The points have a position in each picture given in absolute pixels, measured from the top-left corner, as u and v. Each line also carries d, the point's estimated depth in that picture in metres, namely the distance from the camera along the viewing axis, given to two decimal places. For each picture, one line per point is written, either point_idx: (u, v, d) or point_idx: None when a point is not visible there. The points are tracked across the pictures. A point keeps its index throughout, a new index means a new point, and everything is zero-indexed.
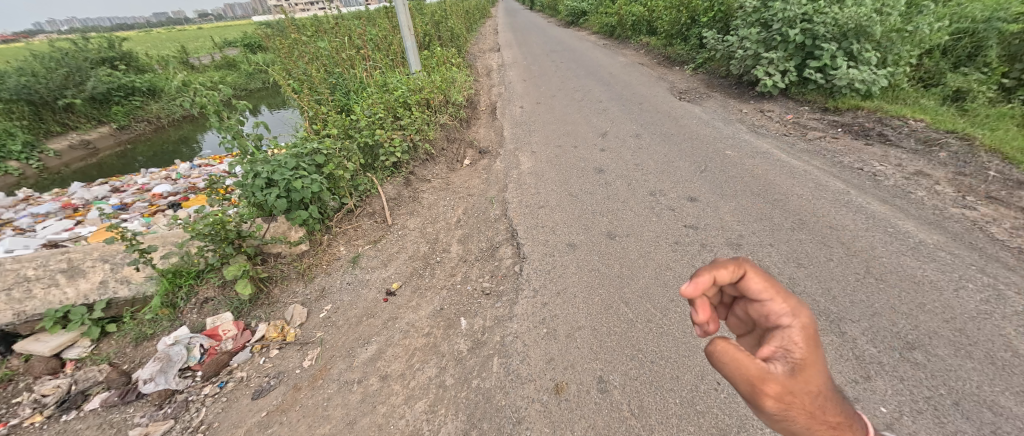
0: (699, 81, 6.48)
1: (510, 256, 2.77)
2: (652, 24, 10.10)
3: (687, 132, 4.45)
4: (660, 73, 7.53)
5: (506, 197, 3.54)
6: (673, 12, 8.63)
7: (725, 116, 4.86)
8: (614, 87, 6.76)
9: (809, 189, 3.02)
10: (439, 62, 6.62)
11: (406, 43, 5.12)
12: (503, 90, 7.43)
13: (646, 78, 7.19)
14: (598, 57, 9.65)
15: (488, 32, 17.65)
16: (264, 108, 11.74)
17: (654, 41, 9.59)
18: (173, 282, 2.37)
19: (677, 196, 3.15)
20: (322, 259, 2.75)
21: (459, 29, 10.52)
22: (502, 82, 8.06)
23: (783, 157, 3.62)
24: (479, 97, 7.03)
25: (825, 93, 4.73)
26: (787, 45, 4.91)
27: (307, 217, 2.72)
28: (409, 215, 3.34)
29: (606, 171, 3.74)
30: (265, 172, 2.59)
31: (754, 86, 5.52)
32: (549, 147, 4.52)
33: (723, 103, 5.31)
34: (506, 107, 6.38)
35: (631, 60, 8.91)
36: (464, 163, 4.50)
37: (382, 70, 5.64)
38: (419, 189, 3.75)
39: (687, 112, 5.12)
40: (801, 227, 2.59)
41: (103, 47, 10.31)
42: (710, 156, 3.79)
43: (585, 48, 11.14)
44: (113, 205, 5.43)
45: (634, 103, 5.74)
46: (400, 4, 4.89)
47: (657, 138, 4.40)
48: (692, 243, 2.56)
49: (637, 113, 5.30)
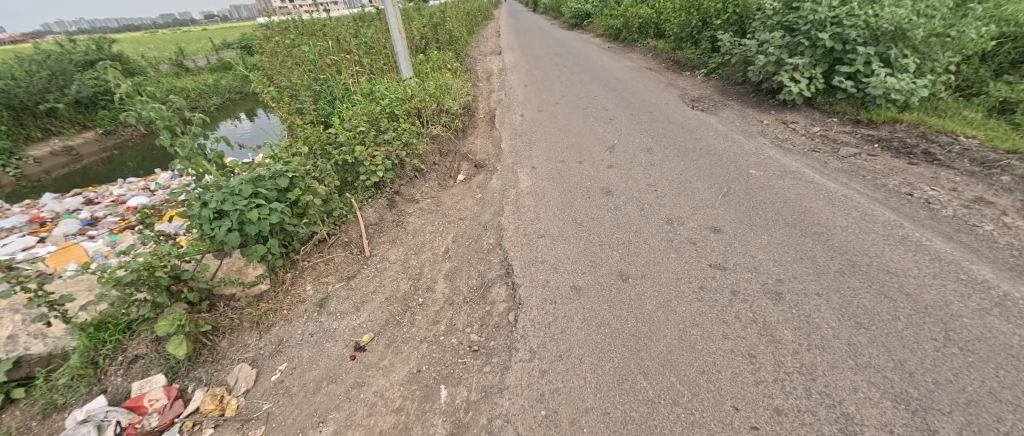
0: (712, 88, 6.06)
1: (504, 300, 2.35)
2: (660, 26, 9.72)
3: (703, 147, 4.04)
4: (669, 78, 7.12)
5: (501, 222, 3.14)
6: (683, 14, 8.21)
7: (744, 128, 4.44)
8: (621, 93, 6.35)
9: (855, 220, 2.58)
10: (434, 66, 6.23)
11: (397, 48, 4.72)
12: (503, 95, 7.04)
13: (654, 84, 6.77)
14: (604, 60, 9.26)
15: (490, 34, 17.29)
16: (261, 113, 11.63)
17: (662, 44, 9.16)
18: (95, 338, 1.97)
19: (698, 225, 2.72)
20: (284, 302, 2.35)
21: (457, 31, 10.17)
22: (502, 87, 7.66)
23: (816, 178, 3.19)
24: (477, 103, 6.65)
25: (856, 103, 4.30)
26: (814, 50, 4.50)
27: (265, 252, 2.31)
28: (390, 243, 2.94)
29: (615, 193, 3.33)
30: (213, 201, 2.16)
31: (774, 95, 5.10)
32: (551, 161, 4.12)
33: (741, 112, 4.89)
34: (505, 115, 5.98)
35: (638, 64, 8.52)
36: (458, 178, 4.09)
37: (371, 76, 5.24)
38: (405, 211, 3.35)
39: (702, 123, 4.70)
40: (852, 271, 2.16)
41: (91, 49, 10.03)
42: (731, 176, 3.37)
43: (589, 51, 10.75)
44: (82, 219, 5.08)
45: (643, 112, 5.33)
46: (389, 5, 4.48)
47: (669, 154, 3.99)
48: (720, 289, 2.14)
49: (646, 123, 4.89)
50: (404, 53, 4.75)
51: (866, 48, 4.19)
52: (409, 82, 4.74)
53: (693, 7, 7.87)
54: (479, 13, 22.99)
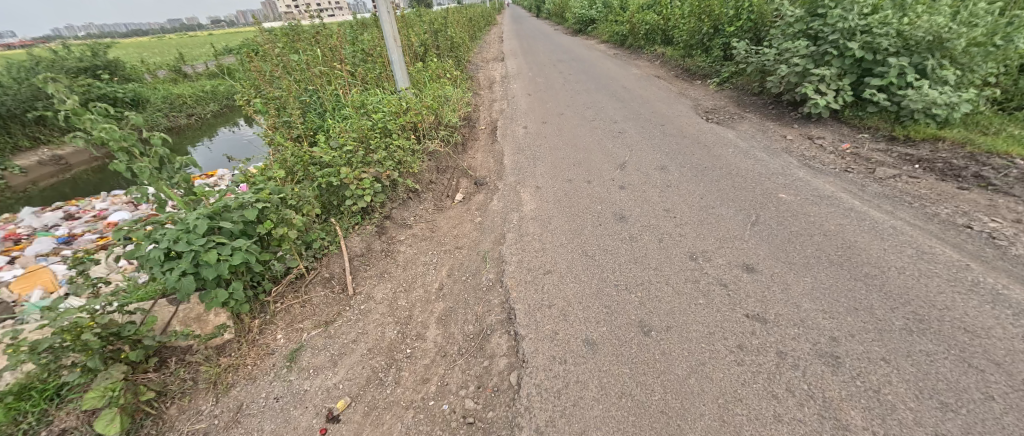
0: (727, 99, 5.73)
1: (505, 353, 2.01)
2: (667, 33, 9.44)
3: (724, 166, 3.70)
4: (679, 88, 6.79)
5: (503, 253, 2.81)
6: (694, 20, 7.90)
7: (766, 144, 4.10)
8: (629, 104, 6.04)
9: (911, 259, 2.23)
10: (433, 75, 5.95)
11: (392, 57, 4.42)
12: (506, 105, 6.75)
13: (664, 94, 6.45)
14: (610, 67, 8.97)
15: (493, 39, 17.12)
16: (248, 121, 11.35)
17: (670, 51, 8.85)
18: (14, 409, 1.62)
19: (727, 263, 2.38)
20: (248, 356, 2.01)
21: (459, 38, 9.93)
22: (505, 97, 7.36)
23: (857, 205, 2.84)
24: (478, 113, 6.36)
25: (889, 118, 3.96)
26: (842, 60, 4.16)
27: (227, 298, 1.99)
28: (377, 279, 2.61)
29: (629, 219, 3.00)
30: (164, 240, 1.85)
31: (796, 107, 4.76)
32: (557, 180, 3.79)
33: (761, 126, 4.57)
34: (508, 127, 5.67)
35: (646, 72, 8.21)
36: (456, 199, 3.78)
37: (365, 86, 4.95)
38: (396, 238, 3.02)
39: (719, 138, 4.37)
40: (922, 329, 1.80)
41: (85, 56, 9.87)
42: (760, 201, 3.03)
43: (594, 58, 10.47)
44: (58, 237, 4.78)
45: (654, 125, 5.00)
46: (383, 10, 4.16)
47: (686, 173, 3.64)
48: (764, 349, 1.79)
49: (659, 137, 4.57)
50: (400, 63, 4.45)
51: (900, 59, 3.85)
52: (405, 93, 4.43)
53: (705, 14, 7.56)
54: (482, 19, 22.77)
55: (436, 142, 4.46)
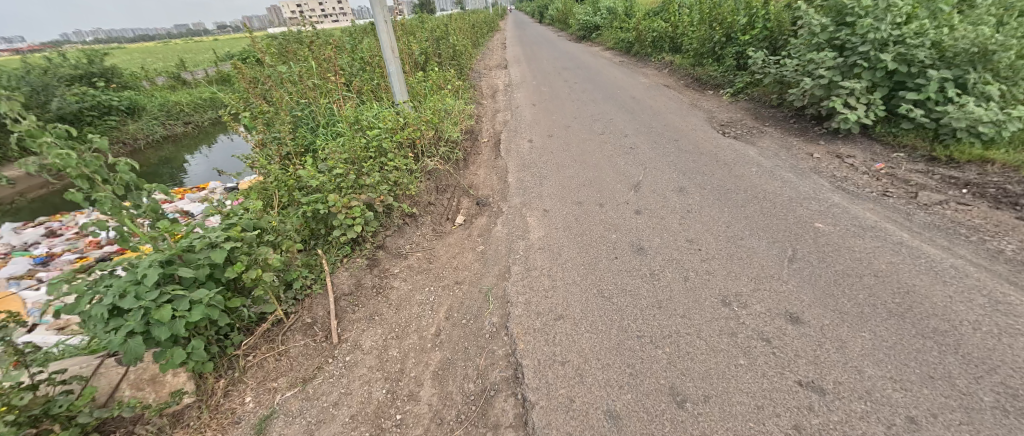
0: (744, 111, 5.43)
1: (512, 424, 1.70)
2: (675, 40, 9.21)
3: (749, 188, 3.40)
4: (691, 98, 6.51)
5: (508, 291, 2.51)
6: (705, 29, 7.64)
7: (792, 163, 3.80)
8: (639, 115, 5.76)
9: (985, 310, 1.92)
10: (434, 86, 5.70)
11: (389, 69, 4.15)
12: (510, 116, 6.49)
13: (675, 105, 6.16)
14: (617, 76, 8.72)
15: (495, 46, 16.93)
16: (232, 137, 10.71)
17: (679, 60, 8.59)
18: None
19: (766, 309, 2.08)
20: (208, 427, 1.70)
21: (461, 45, 9.73)
22: (508, 107, 7.10)
23: (906, 238, 2.53)
24: (481, 125, 6.10)
25: (926, 135, 3.64)
26: (873, 72, 3.87)
27: (186, 359, 1.69)
28: (365, 323, 2.30)
29: (648, 252, 2.70)
30: (110, 293, 1.56)
31: (820, 122, 4.46)
32: (566, 202, 3.50)
33: (783, 142, 4.27)
34: (512, 140, 5.39)
35: (654, 81, 7.96)
36: (456, 222, 3.50)
37: (362, 98, 4.70)
38: (389, 271, 2.73)
39: (740, 156, 4.06)
40: (1020, 408, 1.48)
41: (81, 64, 9.73)
42: (794, 231, 2.72)
43: (600, 66, 10.23)
44: (35, 257, 4.50)
45: (668, 140, 4.71)
46: (380, 20, 3.89)
47: (708, 196, 3.34)
48: (827, 432, 1.47)
49: (674, 154, 4.28)
50: (398, 76, 4.19)
51: (939, 71, 3.55)
52: (403, 108, 4.17)
53: (716, 22, 7.30)
54: (485, 25, 22.64)
55: (435, 158, 4.18)
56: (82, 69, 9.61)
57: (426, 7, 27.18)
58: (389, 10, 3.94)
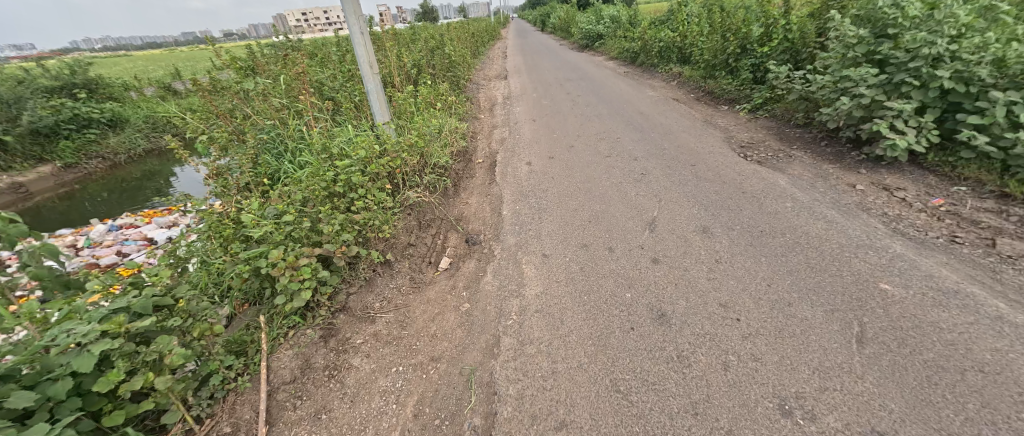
0: (766, 131, 4.92)
1: None
2: (684, 51, 8.76)
3: (787, 230, 2.85)
4: (704, 115, 6.00)
5: (497, 376, 1.96)
6: (717, 39, 7.18)
7: (832, 197, 3.26)
8: (649, 134, 5.26)
9: None
10: (424, 102, 5.23)
11: (368, 86, 3.65)
12: (507, 133, 6.01)
13: (688, 122, 5.65)
14: (623, 88, 8.26)
15: (495, 55, 16.58)
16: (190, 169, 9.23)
17: (689, 72, 8.11)
18: None
19: (837, 422, 1.54)
20: None
21: (458, 56, 9.32)
22: (506, 123, 6.60)
23: (1005, 310, 1.98)
24: (476, 144, 5.62)
25: (992, 166, 3.11)
26: (924, 91, 3.35)
27: None
28: (308, 426, 1.73)
29: (672, 319, 2.17)
30: None
31: (857, 146, 3.94)
32: (569, 245, 2.98)
33: (816, 170, 3.75)
34: (509, 162, 4.88)
35: (662, 94, 7.49)
36: (440, 266, 2.98)
37: (342, 118, 4.22)
38: (350, 342, 2.18)
39: (768, 187, 3.53)
40: None
41: (64, 74, 9.38)
42: (854, 295, 2.18)
43: (604, 77, 9.79)
44: None
45: (683, 165, 4.19)
46: (355, 31, 3.39)
47: (738, 240, 2.80)
48: None
49: (691, 183, 3.76)
50: (378, 95, 3.69)
51: (1007, 91, 3.03)
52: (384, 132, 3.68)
53: (730, 32, 6.83)
54: (485, 34, 22.33)
55: (420, 188, 3.68)
56: (63, 80, 9.21)
57: (426, 17, 26.89)
58: (366, 19, 3.44)
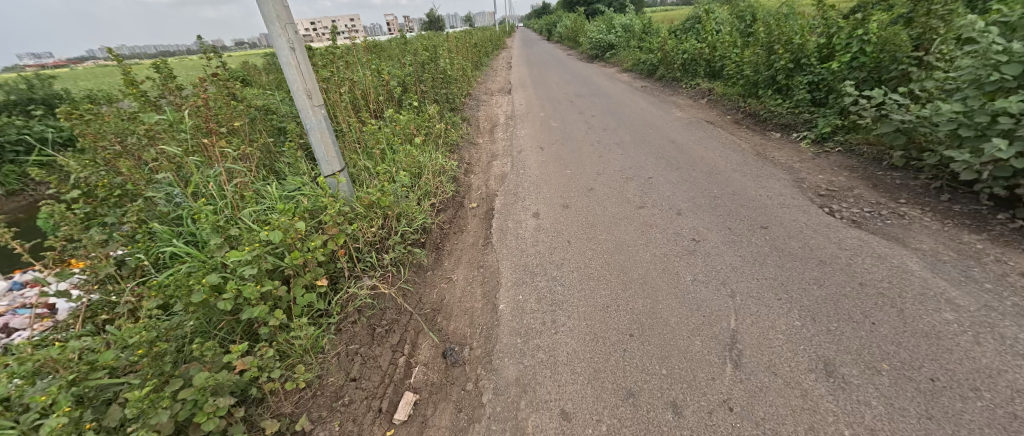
0: (847, 174, 3.75)
1: None
2: (713, 64, 7.71)
3: (978, 383, 1.68)
4: (753, 146, 4.85)
5: None
6: (760, 52, 6.05)
7: (1013, 302, 2.08)
8: (690, 173, 4.14)
9: None
10: (405, 131, 4.16)
11: (308, 124, 2.54)
12: (510, 166, 4.92)
13: (736, 156, 4.50)
14: (644, 107, 7.17)
15: (499, 66, 15.51)
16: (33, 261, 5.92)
17: (722, 89, 7.00)
18: None
19: None
20: None
21: (456, 70, 8.31)
22: (508, 152, 5.49)
23: None
24: (470, 181, 4.53)
25: None
26: None
27: None
28: None
29: None
30: None
31: (1005, 206, 2.80)
32: (605, 388, 1.84)
33: (954, 245, 2.59)
34: (511, 211, 3.77)
35: (693, 115, 6.41)
36: (395, 422, 1.81)
37: (287, 161, 3.14)
38: None
39: (897, 275, 2.36)
40: None
41: (19, 88, 8.45)
42: None
43: (621, 92, 8.74)
44: None
45: (750, 227, 3.02)
46: (281, 47, 2.28)
47: (898, 403, 1.63)
48: None
49: (772, 261, 2.62)
50: (325, 141, 2.59)
51: None
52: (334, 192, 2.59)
53: (776, 43, 5.70)
54: (491, 44, 21.25)
55: (377, 272, 2.58)
56: (18, 95, 8.27)
57: (432, 26, 25.71)
58: (298, 31, 2.33)
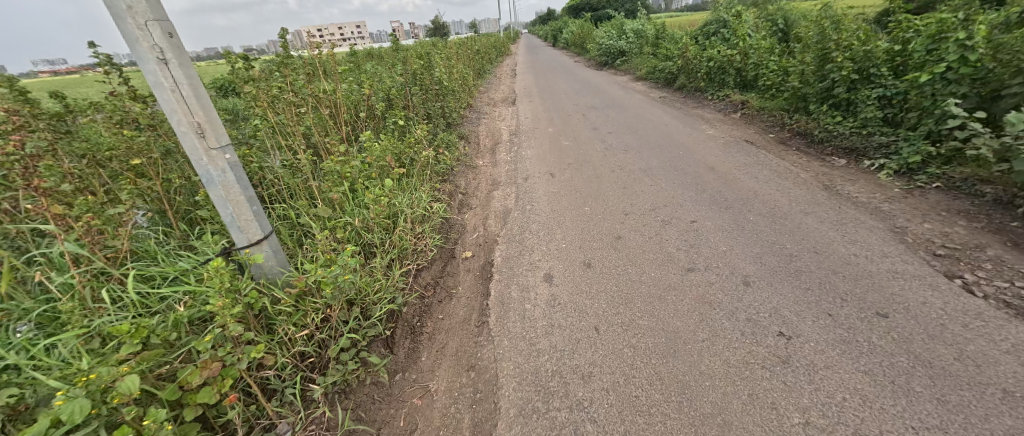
0: (965, 223, 2.82)
1: None
2: (745, 74, 6.83)
3: None
4: (814, 177, 3.92)
5: None
6: (809, 60, 5.15)
7: None
8: (745, 217, 3.23)
9: None
10: (382, 162, 3.30)
11: (203, 177, 1.63)
12: (514, 200, 4.05)
13: (799, 192, 3.58)
14: (668, 122, 6.29)
15: (503, 74, 14.71)
16: None
17: (758, 102, 6.12)
18: None
19: None
20: None
21: (454, 81, 7.49)
22: (512, 179, 4.62)
23: None
24: (464, 221, 3.65)
25: None
26: None
27: None
28: None
29: None
30: None
31: None
32: None
33: None
34: (516, 269, 2.88)
35: (727, 134, 5.51)
36: None
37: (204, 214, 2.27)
38: None
39: None
40: None
41: None
42: None
43: (638, 103, 7.87)
44: None
45: (860, 314, 2.10)
46: (145, 58, 1.39)
47: None
48: None
49: (921, 387, 1.68)
50: (237, 202, 1.71)
51: None
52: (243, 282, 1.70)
53: (831, 50, 4.78)
54: (495, 50, 20.41)
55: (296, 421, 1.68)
56: None
57: (437, 32, 25.10)
58: (177, 34, 1.44)
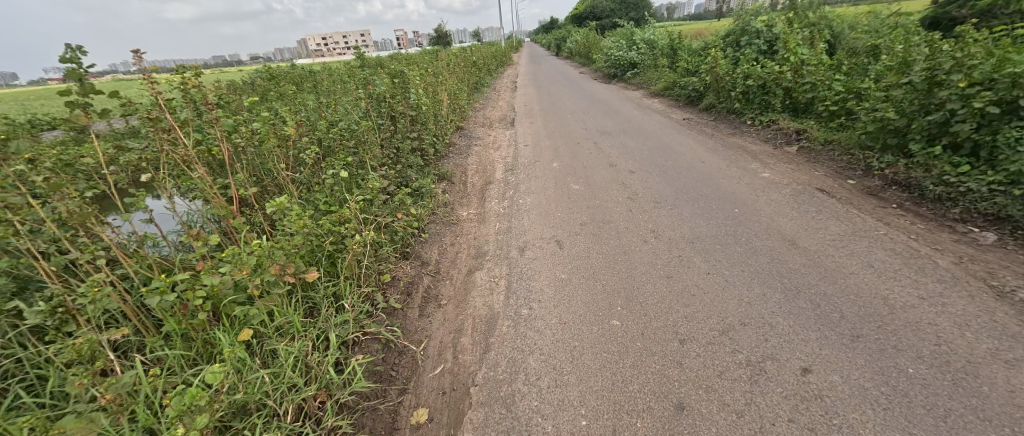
0: None
1: None
2: (796, 94, 5.50)
3: None
4: (963, 267, 2.55)
5: None
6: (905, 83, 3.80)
7: None
8: (897, 367, 1.86)
9: None
10: (271, 267, 1.95)
11: None
12: (502, 297, 2.68)
13: (960, 303, 2.21)
14: (706, 158, 4.94)
15: (503, 88, 13.40)
16: None
17: (822, 133, 4.78)
18: None
19: None
20: None
21: (438, 101, 6.16)
22: (503, 250, 3.27)
23: None
24: (421, 344, 2.29)
25: None
26: None
27: None
28: None
29: None
30: None
31: None
32: None
33: None
34: None
35: (790, 178, 4.17)
36: None
37: None
38: None
39: None
40: None
41: None
42: None
43: (660, 128, 6.53)
44: None
45: None
46: None
47: None
48: None
49: None
50: None
51: None
52: None
53: (945, 70, 3.44)
54: (495, 60, 19.15)
55: None
56: None
57: (437, 41, 23.94)
58: None
